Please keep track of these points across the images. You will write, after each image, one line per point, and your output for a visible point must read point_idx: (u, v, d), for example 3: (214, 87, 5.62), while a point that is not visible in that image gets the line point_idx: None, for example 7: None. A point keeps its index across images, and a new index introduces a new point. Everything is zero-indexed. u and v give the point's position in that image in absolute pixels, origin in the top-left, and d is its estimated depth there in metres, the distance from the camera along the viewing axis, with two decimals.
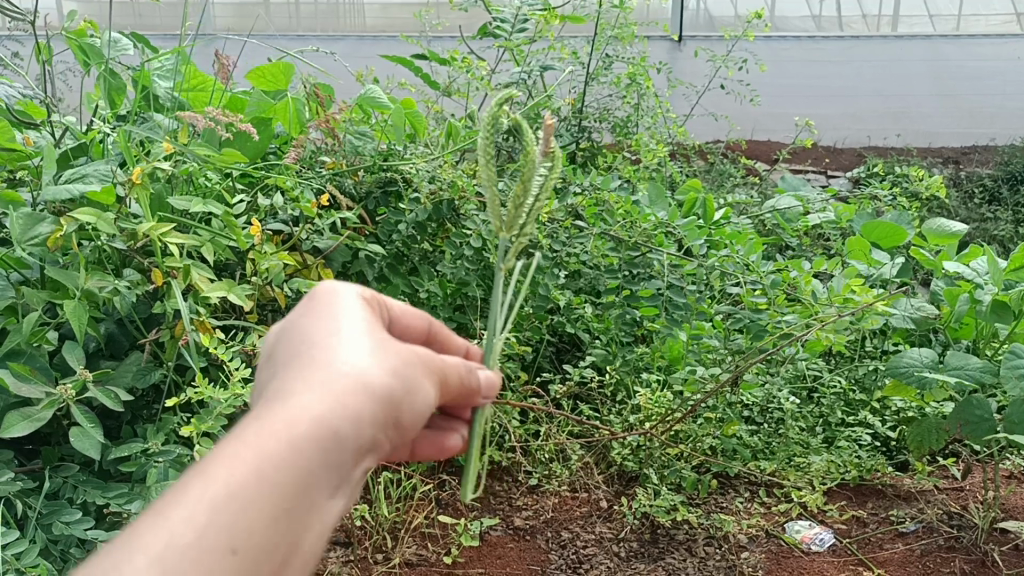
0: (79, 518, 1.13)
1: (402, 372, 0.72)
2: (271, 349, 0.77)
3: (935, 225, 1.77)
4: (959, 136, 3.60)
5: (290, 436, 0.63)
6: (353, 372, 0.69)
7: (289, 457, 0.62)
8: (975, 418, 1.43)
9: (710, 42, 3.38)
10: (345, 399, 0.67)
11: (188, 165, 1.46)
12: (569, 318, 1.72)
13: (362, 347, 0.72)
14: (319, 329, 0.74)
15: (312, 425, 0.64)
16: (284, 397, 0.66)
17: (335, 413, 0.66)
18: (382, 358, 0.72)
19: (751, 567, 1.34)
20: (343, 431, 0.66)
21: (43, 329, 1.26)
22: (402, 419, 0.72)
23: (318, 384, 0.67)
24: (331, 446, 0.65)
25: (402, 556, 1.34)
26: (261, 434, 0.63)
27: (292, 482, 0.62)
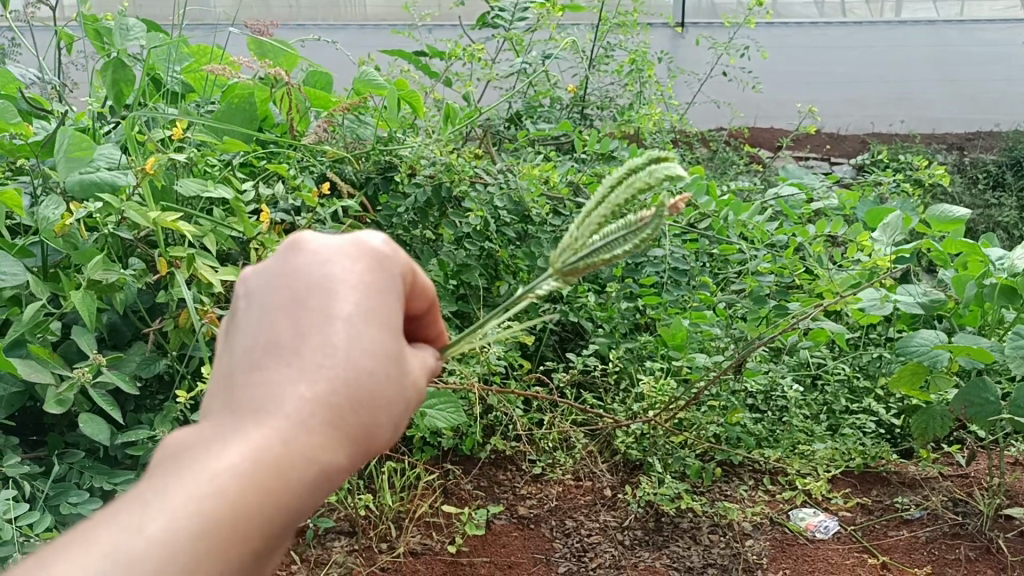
0: (88, 500, 1.14)
1: (405, 418, 0.63)
2: (293, 276, 0.62)
3: (937, 211, 1.75)
4: (963, 122, 3.57)
5: (288, 489, 0.54)
6: (371, 418, 0.58)
7: (277, 515, 0.54)
8: (981, 400, 1.43)
9: (712, 28, 3.37)
10: (351, 452, 0.57)
11: (189, 153, 1.45)
12: (572, 307, 1.71)
13: (392, 378, 0.60)
14: (359, 319, 0.59)
15: (311, 478, 0.55)
16: (298, 424, 0.55)
17: (335, 466, 0.57)
18: (400, 398, 0.61)
19: (756, 555, 1.33)
20: (329, 489, 0.57)
21: (47, 319, 1.26)
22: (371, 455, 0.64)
23: (337, 422, 0.56)
24: (314, 501, 0.57)
25: (407, 545, 1.34)
26: (289, 451, 0.54)
27: (288, 519, 0.54)
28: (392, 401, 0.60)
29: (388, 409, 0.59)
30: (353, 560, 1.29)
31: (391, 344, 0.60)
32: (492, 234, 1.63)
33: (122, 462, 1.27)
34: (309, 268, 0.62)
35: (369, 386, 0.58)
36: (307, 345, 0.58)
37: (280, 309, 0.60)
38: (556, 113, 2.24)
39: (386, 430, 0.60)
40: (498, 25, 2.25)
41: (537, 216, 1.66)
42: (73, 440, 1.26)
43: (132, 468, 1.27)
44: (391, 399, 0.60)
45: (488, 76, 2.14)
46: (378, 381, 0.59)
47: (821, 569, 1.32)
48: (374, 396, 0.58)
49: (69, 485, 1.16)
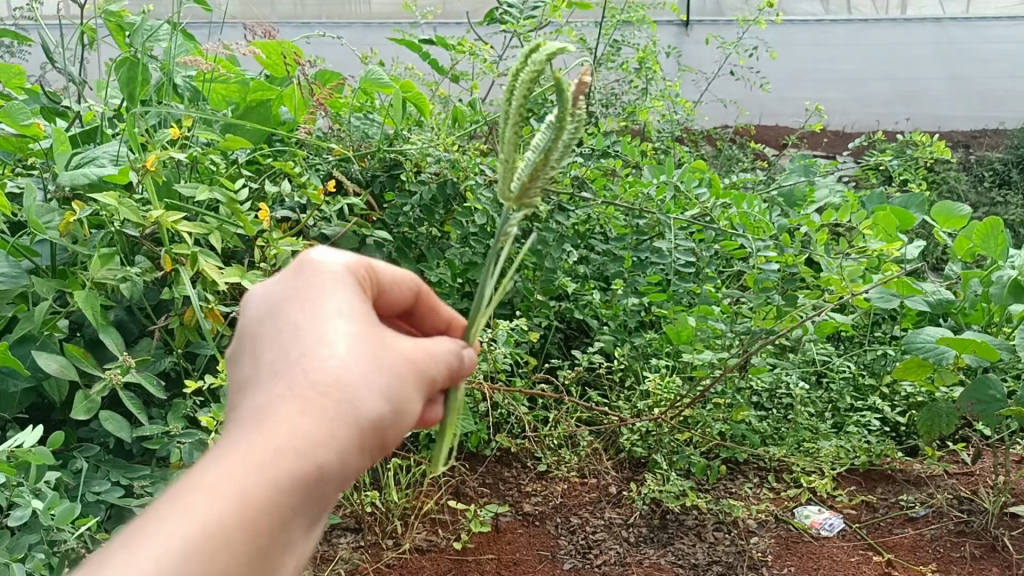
0: (111, 487, 1.15)
1: (398, 390, 0.66)
2: (255, 317, 0.72)
3: (943, 207, 1.74)
4: (971, 120, 3.49)
5: (269, 472, 0.58)
6: (343, 390, 0.62)
7: (264, 499, 0.57)
8: (987, 398, 1.42)
9: (717, 26, 3.35)
10: (332, 425, 0.61)
11: (195, 151, 1.46)
12: (576, 304, 1.72)
13: (354, 356, 0.64)
14: (306, 323, 0.67)
15: (293, 457, 0.59)
16: (266, 420, 0.60)
17: (320, 442, 0.60)
18: (377, 370, 0.64)
19: (761, 552, 1.34)
20: (327, 468, 0.60)
21: (56, 317, 1.27)
22: (389, 443, 0.66)
23: (304, 405, 0.61)
24: (314, 481, 0.59)
25: (413, 541, 1.34)
26: (266, 444, 0.58)
27: (283, 505, 0.58)
28: (363, 374, 0.64)
29: (362, 381, 0.63)
30: (359, 557, 1.30)
31: (341, 330, 0.66)
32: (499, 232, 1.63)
33: (133, 458, 1.28)
34: (274, 310, 0.70)
35: (334, 373, 0.63)
36: (269, 365, 0.66)
37: (247, 350, 0.69)
38: (561, 111, 2.24)
39: (373, 401, 0.63)
40: (504, 22, 2.25)
41: (542, 212, 1.66)
42: (83, 436, 1.27)
43: (141, 464, 1.27)
44: (363, 371, 0.64)
45: (493, 74, 2.15)
46: (342, 361, 0.64)
47: (825, 566, 1.33)
48: (339, 375, 0.63)
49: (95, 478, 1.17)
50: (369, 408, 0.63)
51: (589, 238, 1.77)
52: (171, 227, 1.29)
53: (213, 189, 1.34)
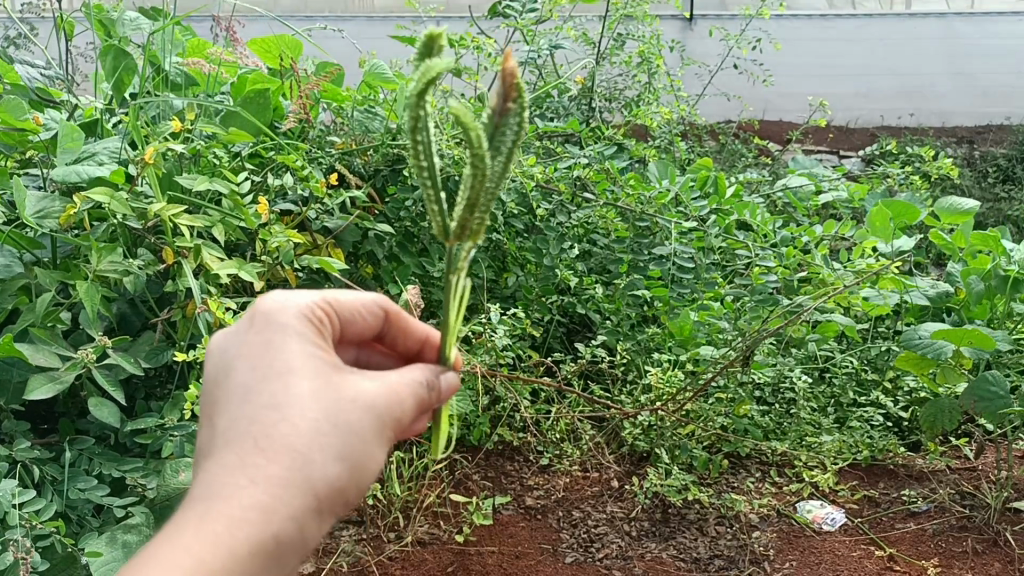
0: (95, 485, 1.14)
1: (353, 447, 0.71)
2: (217, 376, 0.77)
3: (948, 203, 1.74)
4: (974, 115, 3.53)
5: (229, 540, 0.65)
6: (296, 457, 0.69)
7: (226, 570, 0.64)
8: (990, 395, 1.42)
9: (722, 21, 3.34)
10: (286, 492, 0.68)
11: (198, 143, 1.46)
12: (579, 299, 1.69)
13: (310, 416, 0.70)
14: (256, 387, 0.73)
15: (251, 527, 0.66)
16: (222, 485, 0.67)
17: (274, 508, 0.67)
18: (331, 431, 0.70)
19: (763, 547, 1.34)
20: (285, 532, 0.68)
21: (57, 308, 1.27)
22: (349, 497, 0.73)
23: (259, 474, 0.67)
24: (272, 544, 0.67)
25: (414, 534, 1.34)
26: (227, 505, 0.66)
27: (246, 563, 0.66)
28: (315, 435, 0.70)
29: (314, 446, 0.69)
30: (361, 549, 1.30)
31: (297, 394, 0.71)
32: (499, 227, 1.67)
33: (133, 449, 1.28)
34: (230, 364, 0.76)
35: (290, 439, 0.69)
36: (224, 430, 0.72)
37: (209, 411, 0.75)
38: (564, 105, 2.24)
39: (329, 465, 0.70)
40: (507, 17, 2.24)
41: (541, 206, 1.71)
42: (82, 427, 1.27)
43: (141, 455, 1.28)
44: (320, 433, 0.70)
45: (496, 68, 2.14)
46: (298, 425, 0.69)
47: (827, 561, 1.33)
48: (292, 440, 0.69)
49: (83, 473, 1.17)
50: (325, 472, 0.70)
51: (590, 233, 1.77)
52: (173, 219, 1.29)
53: (215, 182, 1.34)
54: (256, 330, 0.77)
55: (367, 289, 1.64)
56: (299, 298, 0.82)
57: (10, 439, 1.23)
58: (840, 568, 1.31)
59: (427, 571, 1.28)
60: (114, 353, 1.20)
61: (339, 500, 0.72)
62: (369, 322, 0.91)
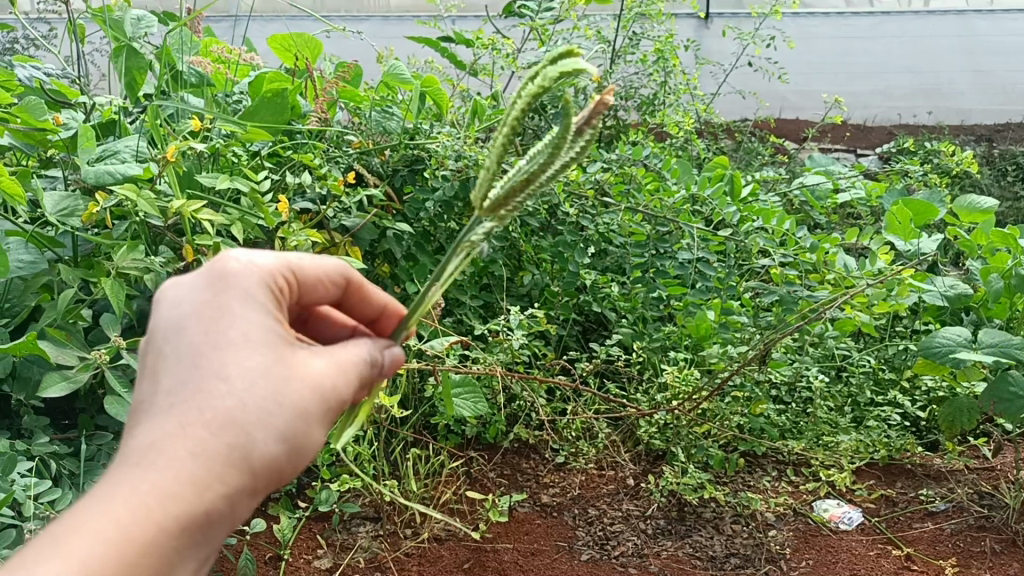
0: None
1: (297, 429, 0.69)
2: (158, 327, 0.71)
3: (967, 200, 1.74)
4: (993, 113, 3.50)
5: (158, 520, 0.61)
6: (241, 436, 0.65)
7: (155, 551, 0.60)
8: (1009, 395, 1.41)
9: (737, 19, 3.36)
10: (226, 470, 0.64)
11: (217, 143, 1.47)
12: (596, 297, 1.72)
13: (258, 393, 0.67)
14: (204, 352, 0.68)
15: (183, 507, 0.62)
16: (156, 457, 0.63)
17: (208, 483, 0.63)
18: (276, 412, 0.67)
19: (778, 545, 1.34)
20: (217, 510, 0.64)
21: (78, 305, 1.28)
22: (283, 476, 0.70)
23: (200, 447, 0.64)
24: (202, 523, 0.63)
25: (431, 531, 1.35)
26: (162, 483, 0.62)
27: (174, 550, 0.61)
28: (261, 415, 0.66)
29: (258, 425, 0.66)
30: (378, 545, 1.31)
31: (250, 367, 0.68)
32: (516, 225, 1.67)
33: None
34: (174, 319, 0.71)
35: (234, 415, 0.65)
36: (168, 391, 0.66)
37: (150, 365, 0.69)
38: (581, 103, 2.24)
39: (272, 442, 0.67)
40: (523, 16, 2.24)
41: (566, 207, 1.71)
42: (102, 423, 1.28)
43: None
44: (265, 413, 0.67)
45: (513, 67, 2.14)
46: (243, 399, 0.66)
47: (843, 560, 1.32)
48: (238, 415, 0.65)
49: (99, 467, 1.19)
50: (264, 451, 0.66)
51: (608, 233, 1.77)
52: (193, 218, 1.29)
53: (236, 182, 1.34)
54: (205, 287, 0.72)
55: (384, 287, 1.64)
56: (261, 260, 0.76)
57: (29, 433, 1.24)
58: (857, 567, 1.31)
59: (444, 568, 1.28)
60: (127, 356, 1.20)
61: (274, 481, 0.69)
62: (327, 289, 0.88)
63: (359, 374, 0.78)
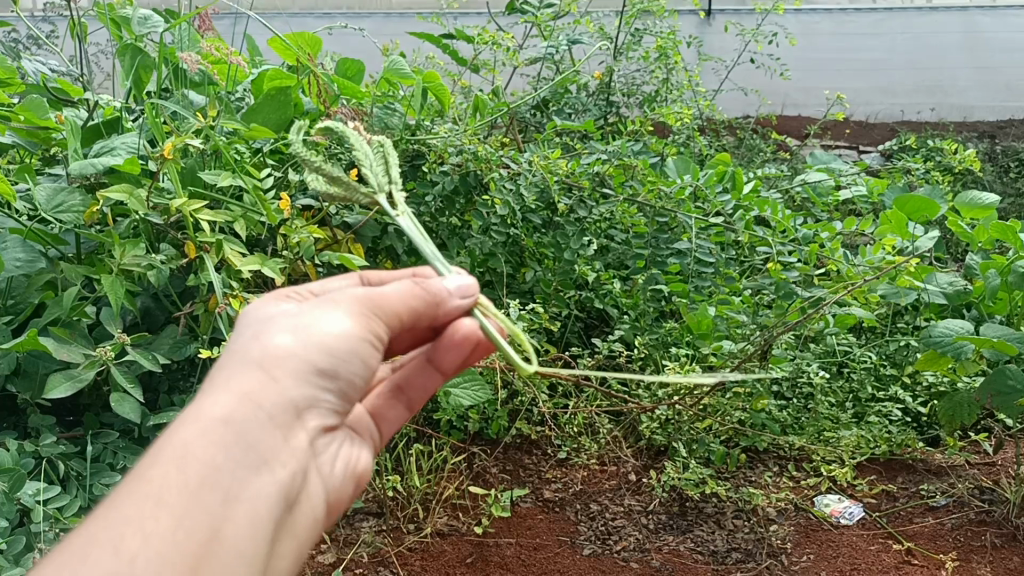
0: (118, 482, 1.17)
1: (292, 330, 0.76)
2: None
3: (969, 197, 1.74)
4: (995, 110, 3.52)
5: (179, 432, 0.67)
6: (237, 362, 0.74)
7: (183, 450, 0.66)
8: (1007, 390, 1.41)
9: (739, 15, 3.35)
10: (229, 381, 0.72)
11: (219, 140, 1.47)
12: (597, 294, 1.72)
13: (250, 334, 0.77)
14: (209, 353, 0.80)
15: (200, 415, 0.69)
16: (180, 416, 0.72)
17: (219, 396, 0.71)
18: (268, 332, 0.76)
19: (780, 540, 1.35)
20: (239, 404, 0.70)
21: (83, 302, 1.29)
22: (310, 367, 0.76)
23: (205, 390, 0.72)
24: (227, 417, 0.69)
25: (433, 526, 1.36)
26: (181, 417, 0.70)
27: (206, 444, 0.67)
28: (251, 343, 0.76)
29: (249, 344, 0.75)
30: (381, 540, 1.32)
31: (237, 330, 0.79)
32: (517, 221, 1.68)
33: (155, 442, 1.29)
34: None
35: (231, 356, 0.75)
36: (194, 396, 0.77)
37: None
38: (583, 100, 2.25)
39: (271, 345, 0.75)
40: (525, 13, 2.24)
41: (563, 202, 1.70)
42: (106, 420, 1.29)
43: (163, 447, 1.29)
44: (259, 338, 0.76)
45: (515, 63, 2.14)
46: (237, 345, 0.76)
47: (845, 555, 1.33)
48: (230, 357, 0.75)
49: (105, 467, 1.19)
50: (266, 347, 0.75)
51: (609, 228, 1.77)
52: (194, 215, 1.30)
53: (237, 178, 1.35)
54: None
55: None
56: None
57: (35, 430, 1.25)
58: (858, 562, 1.31)
59: (447, 563, 1.29)
60: (132, 352, 1.21)
61: (299, 371, 0.75)
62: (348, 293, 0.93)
63: (400, 284, 0.85)
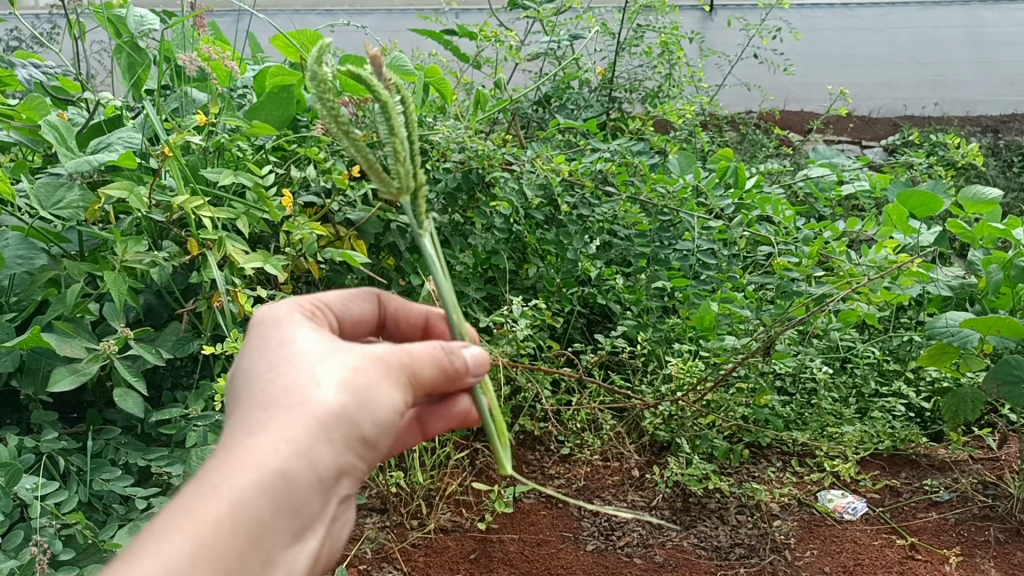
0: (118, 476, 1.16)
1: (352, 382, 0.69)
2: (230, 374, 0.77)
3: (972, 192, 1.74)
4: (996, 104, 3.50)
5: (229, 485, 0.61)
6: (292, 402, 0.67)
7: (231, 514, 0.60)
8: (1014, 378, 1.41)
9: (742, 10, 3.33)
10: (284, 429, 0.65)
11: (221, 137, 1.47)
12: (600, 290, 1.72)
13: (305, 370, 0.69)
14: (255, 363, 0.72)
15: (252, 468, 0.63)
16: (223, 447, 0.65)
17: (273, 449, 0.64)
18: (326, 374, 0.69)
19: (784, 535, 1.34)
20: (293, 468, 0.64)
21: (85, 299, 1.29)
22: (363, 435, 0.69)
23: (256, 426, 0.65)
24: (280, 477, 0.63)
25: (437, 521, 1.36)
26: (229, 458, 0.63)
27: (252, 511, 0.61)
28: (309, 382, 0.68)
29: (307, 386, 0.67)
30: (385, 536, 1.32)
31: (290, 351, 0.72)
32: (519, 218, 1.68)
33: (157, 439, 1.30)
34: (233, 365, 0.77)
35: (283, 391, 0.67)
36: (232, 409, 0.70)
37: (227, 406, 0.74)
38: (585, 97, 2.24)
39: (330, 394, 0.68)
40: (527, 9, 2.24)
41: (565, 200, 1.70)
42: (109, 417, 1.29)
43: (166, 443, 1.29)
44: (314, 379, 0.68)
45: (517, 59, 2.14)
46: (289, 376, 0.69)
47: (848, 550, 1.33)
48: (285, 391, 0.68)
49: (106, 462, 1.19)
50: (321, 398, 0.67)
51: (611, 224, 1.76)
52: (196, 212, 1.30)
53: (238, 175, 1.35)
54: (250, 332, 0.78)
55: (389, 280, 1.65)
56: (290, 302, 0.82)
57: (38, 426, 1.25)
58: (861, 557, 1.31)
59: (450, 559, 1.29)
60: (135, 345, 1.21)
61: (349, 436, 0.68)
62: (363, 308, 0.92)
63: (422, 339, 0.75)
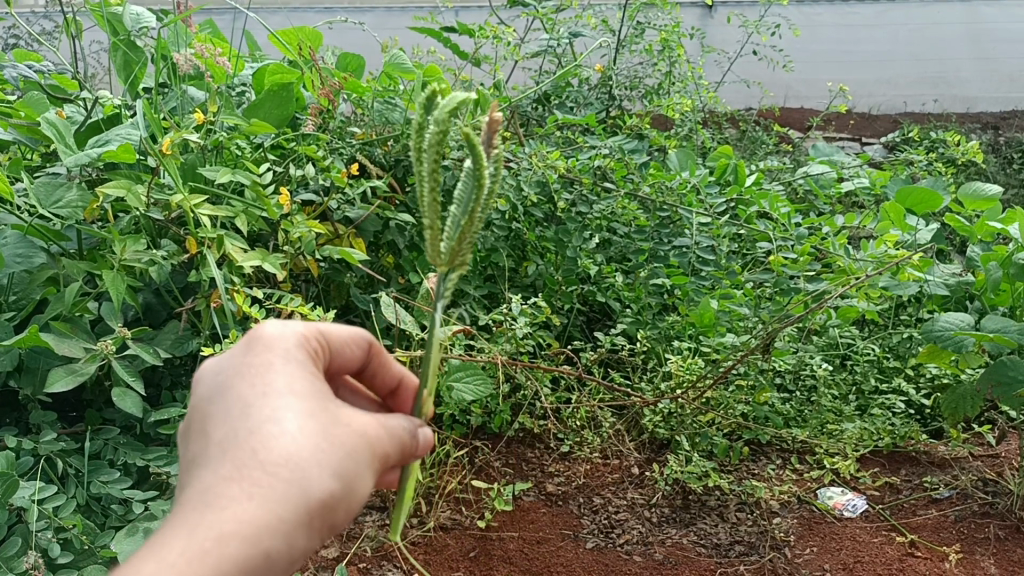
0: (117, 478, 1.16)
1: (349, 467, 0.65)
2: (211, 379, 0.71)
3: (971, 188, 1.73)
4: (999, 100, 3.52)
5: (212, 560, 0.58)
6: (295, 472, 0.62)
7: None
8: (1009, 379, 1.39)
9: (742, 7, 3.34)
10: (280, 506, 0.61)
11: (220, 135, 1.47)
12: (600, 287, 1.72)
13: (310, 436, 0.64)
14: (255, 401, 0.66)
15: (239, 543, 0.59)
16: (211, 500, 0.60)
17: (263, 528, 0.60)
18: (329, 451, 0.64)
19: (783, 533, 1.35)
20: (274, 550, 0.61)
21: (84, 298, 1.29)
22: (336, 521, 0.66)
23: (254, 490, 0.61)
24: (259, 560, 0.60)
25: (437, 520, 1.36)
26: (217, 523, 0.59)
27: None
28: (314, 452, 0.63)
29: (310, 462, 0.63)
30: (384, 535, 1.32)
31: (292, 402, 0.66)
32: (519, 216, 1.68)
33: (156, 438, 1.30)
34: (220, 374, 0.70)
35: (285, 454, 0.62)
36: (218, 442, 0.65)
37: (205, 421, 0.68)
38: (584, 94, 2.24)
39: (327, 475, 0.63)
40: (527, 6, 2.23)
41: (564, 198, 1.71)
42: (108, 416, 1.29)
43: (164, 442, 1.29)
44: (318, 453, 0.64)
45: (516, 56, 2.13)
46: (291, 437, 0.63)
47: (848, 547, 1.33)
48: (291, 455, 0.62)
49: (104, 464, 1.19)
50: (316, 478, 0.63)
51: (610, 222, 1.76)
52: (194, 211, 1.30)
53: (236, 173, 1.34)
54: (246, 350, 0.71)
55: (388, 278, 1.65)
56: (293, 327, 0.75)
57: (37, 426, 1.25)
58: (861, 555, 1.31)
59: (449, 557, 1.29)
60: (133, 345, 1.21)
61: (325, 525, 0.65)
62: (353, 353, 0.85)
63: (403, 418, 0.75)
